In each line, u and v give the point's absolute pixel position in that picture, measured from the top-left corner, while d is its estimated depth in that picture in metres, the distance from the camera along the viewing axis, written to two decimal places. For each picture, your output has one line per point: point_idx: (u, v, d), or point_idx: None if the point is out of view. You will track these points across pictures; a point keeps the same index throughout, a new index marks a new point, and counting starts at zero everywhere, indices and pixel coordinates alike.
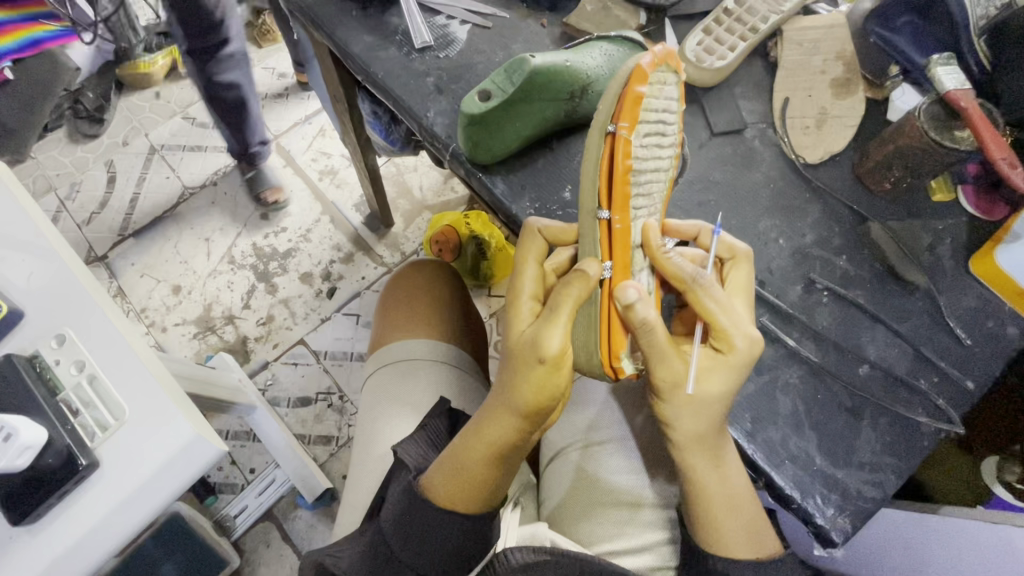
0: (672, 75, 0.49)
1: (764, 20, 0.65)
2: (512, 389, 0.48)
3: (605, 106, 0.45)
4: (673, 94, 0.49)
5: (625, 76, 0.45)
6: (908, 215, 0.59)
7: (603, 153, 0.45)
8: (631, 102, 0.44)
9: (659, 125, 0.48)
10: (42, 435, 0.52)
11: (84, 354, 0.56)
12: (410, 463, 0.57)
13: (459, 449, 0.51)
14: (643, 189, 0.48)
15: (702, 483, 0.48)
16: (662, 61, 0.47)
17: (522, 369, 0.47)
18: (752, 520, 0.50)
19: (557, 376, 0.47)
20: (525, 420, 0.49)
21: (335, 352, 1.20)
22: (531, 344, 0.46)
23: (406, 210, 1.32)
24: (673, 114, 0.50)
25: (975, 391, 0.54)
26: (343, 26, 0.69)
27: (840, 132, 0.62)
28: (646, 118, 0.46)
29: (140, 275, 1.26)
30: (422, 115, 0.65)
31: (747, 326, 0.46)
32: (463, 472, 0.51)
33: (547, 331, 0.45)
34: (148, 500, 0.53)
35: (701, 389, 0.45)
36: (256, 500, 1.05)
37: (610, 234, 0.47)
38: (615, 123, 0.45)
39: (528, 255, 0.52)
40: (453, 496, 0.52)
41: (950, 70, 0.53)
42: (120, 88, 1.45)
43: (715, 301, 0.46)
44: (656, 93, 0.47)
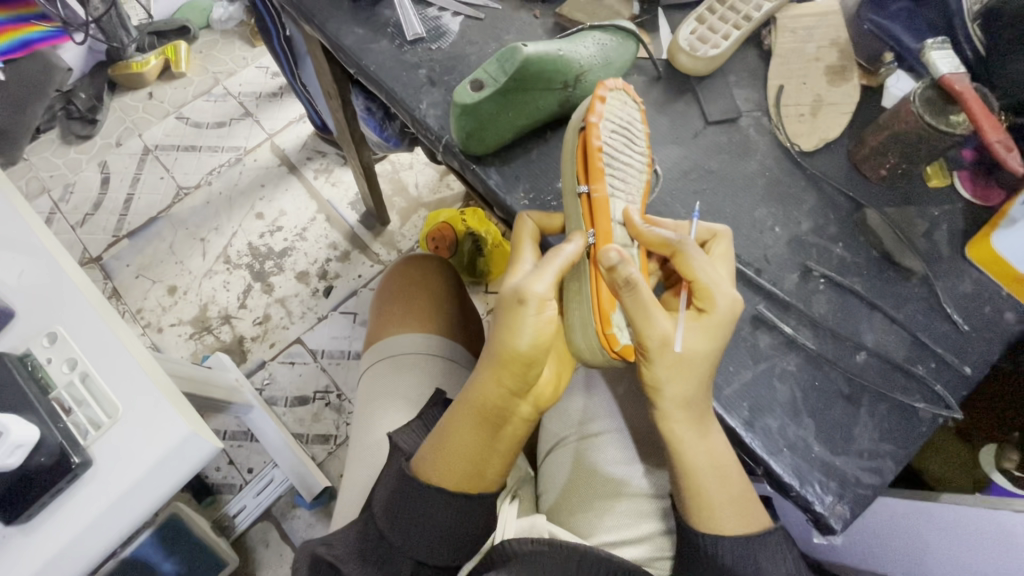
0: (635, 98, 0.55)
1: (758, 7, 0.64)
2: (496, 338, 0.47)
3: (578, 110, 0.51)
4: (637, 111, 0.54)
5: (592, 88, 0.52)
6: (904, 202, 0.59)
7: (578, 142, 0.50)
8: (599, 102, 0.51)
9: (630, 128, 0.53)
10: (35, 433, 0.52)
11: (76, 352, 0.55)
12: (405, 450, 0.57)
13: (450, 415, 0.51)
14: (621, 174, 0.51)
15: (698, 466, 0.48)
16: (618, 87, 0.53)
17: (507, 317, 0.46)
18: (747, 503, 0.50)
19: (544, 326, 0.46)
20: (510, 377, 0.47)
21: (332, 351, 1.19)
22: (514, 290, 0.46)
23: (402, 208, 1.31)
24: (640, 128, 0.54)
25: (973, 376, 0.53)
26: (334, 18, 0.69)
27: (835, 119, 0.61)
28: (618, 118, 0.52)
29: (136, 276, 1.25)
30: (415, 107, 0.64)
31: (729, 286, 0.47)
32: (452, 437, 0.51)
33: (534, 278, 0.46)
34: (143, 497, 0.53)
35: (688, 348, 0.46)
36: (254, 499, 1.05)
37: (591, 206, 0.50)
38: (586, 117, 0.50)
39: (522, 236, 0.53)
40: (442, 464, 0.52)
41: (945, 54, 0.53)
42: (112, 89, 1.44)
43: (700, 263, 0.47)
44: (619, 106, 0.52)
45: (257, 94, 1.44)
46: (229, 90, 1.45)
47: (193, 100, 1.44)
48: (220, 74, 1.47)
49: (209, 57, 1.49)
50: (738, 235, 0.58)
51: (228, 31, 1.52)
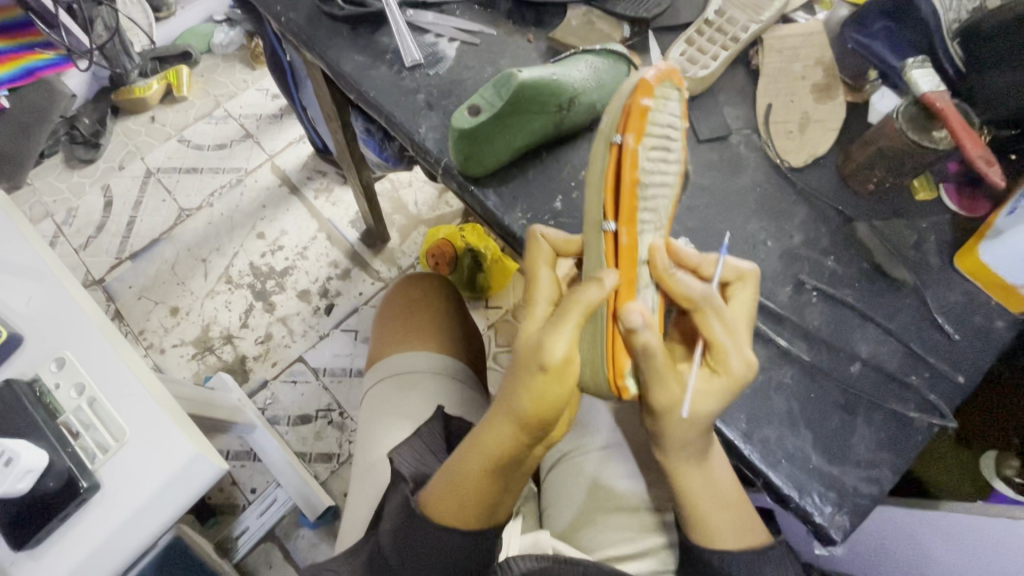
0: (678, 92, 0.49)
1: (745, 29, 0.67)
2: (512, 393, 0.46)
3: (610, 119, 0.47)
4: (677, 110, 0.49)
5: (630, 90, 0.46)
6: (892, 214, 0.61)
7: (609, 164, 0.46)
8: (637, 115, 0.45)
9: (666, 141, 0.48)
10: (43, 459, 0.53)
11: (84, 377, 0.56)
12: (406, 474, 0.57)
13: (459, 453, 0.50)
14: (651, 204, 0.48)
15: (696, 489, 0.49)
16: (666, 78, 0.47)
17: (525, 376, 0.44)
18: (742, 516, 0.51)
19: (558, 385, 0.44)
20: (523, 432, 0.46)
21: (334, 368, 1.20)
22: (533, 349, 0.44)
23: (402, 225, 1.33)
24: (675, 135, 0.49)
25: (966, 385, 0.54)
26: (334, 46, 0.71)
27: (822, 136, 0.63)
28: (654, 132, 0.47)
29: (138, 298, 1.26)
30: (413, 130, 0.66)
31: (746, 349, 0.46)
32: (460, 482, 0.50)
33: (552, 336, 0.43)
34: (149, 520, 0.53)
35: (698, 413, 0.45)
36: (257, 521, 1.02)
37: (616, 246, 0.47)
38: (621, 136, 0.45)
39: (538, 260, 0.53)
40: (446, 504, 0.51)
41: (926, 74, 0.55)
42: (115, 113, 1.47)
43: (720, 324, 0.46)
44: (662, 109, 0.47)
45: (257, 116, 1.47)
46: (230, 112, 1.47)
47: (194, 122, 1.46)
48: (221, 97, 1.50)
49: (210, 81, 1.52)
50: (731, 250, 0.60)
51: (228, 55, 1.56)
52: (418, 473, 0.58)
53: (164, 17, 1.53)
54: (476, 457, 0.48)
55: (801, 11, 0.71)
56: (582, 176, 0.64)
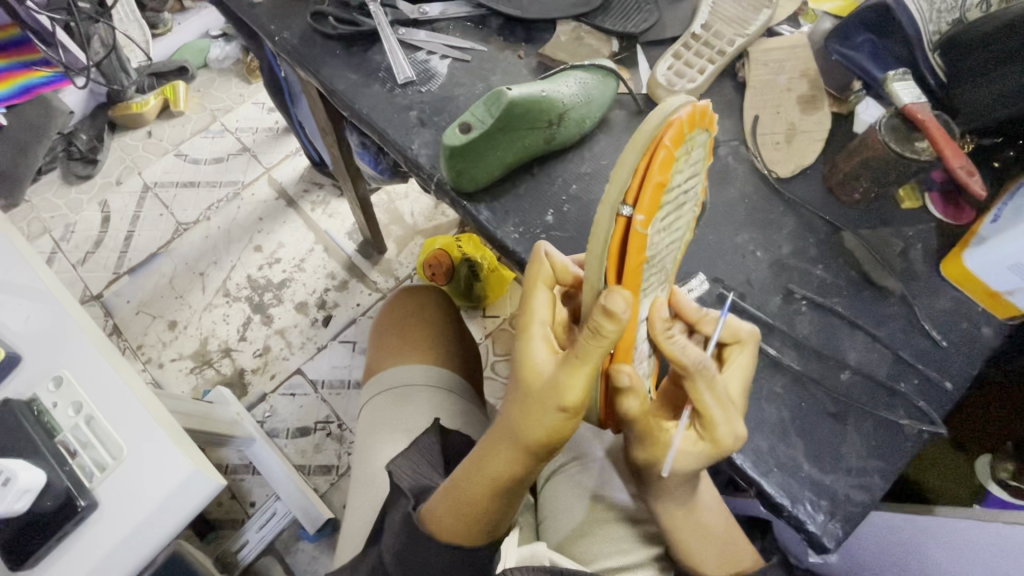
0: (704, 137, 0.39)
1: (731, 43, 0.68)
2: (520, 423, 0.44)
3: (619, 180, 0.37)
4: (702, 159, 0.40)
5: (644, 143, 0.36)
6: (879, 223, 0.62)
7: (613, 235, 0.38)
8: (653, 187, 0.37)
9: (680, 201, 0.41)
10: (41, 478, 0.53)
11: (82, 396, 0.56)
12: (406, 488, 0.58)
13: (461, 467, 0.50)
14: (656, 266, 0.43)
15: (682, 531, 0.52)
16: (699, 123, 0.38)
17: (535, 412, 0.43)
18: (730, 546, 0.53)
19: (574, 422, 0.43)
20: (527, 460, 0.46)
21: (332, 381, 1.20)
22: (550, 388, 0.42)
23: (399, 236, 1.34)
24: (695, 188, 0.41)
25: (955, 391, 0.55)
26: (328, 64, 0.72)
27: (809, 146, 0.64)
28: (668, 197, 0.39)
29: (136, 313, 1.26)
30: (406, 146, 0.67)
31: (738, 420, 0.44)
32: (462, 504, 0.50)
33: (570, 378, 0.40)
34: (146, 538, 0.53)
35: (678, 466, 0.46)
36: (258, 534, 1.01)
37: None
38: (631, 207, 0.38)
39: (537, 281, 0.47)
40: (445, 524, 0.51)
41: (907, 86, 0.56)
42: (112, 129, 1.48)
43: (713, 397, 0.43)
44: (685, 165, 0.39)
45: (253, 130, 1.48)
46: (226, 126, 1.49)
47: (191, 137, 1.47)
48: (218, 111, 1.51)
49: (206, 96, 1.53)
50: (721, 261, 0.60)
51: (224, 70, 1.57)
52: (418, 485, 0.58)
53: (161, 33, 1.56)
54: (477, 478, 0.48)
55: (786, 24, 0.72)
56: (573, 190, 0.65)
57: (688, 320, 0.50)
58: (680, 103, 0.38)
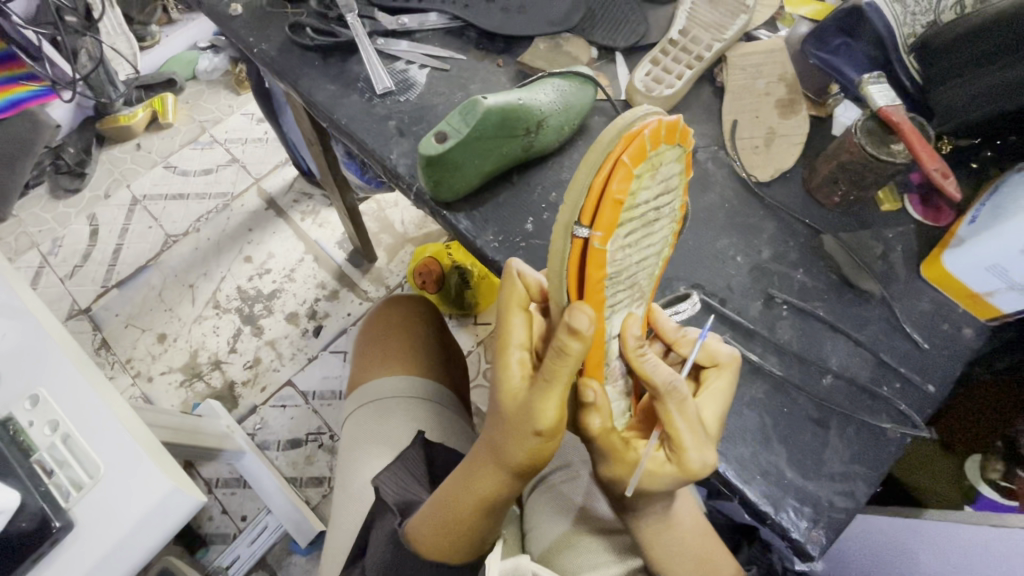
0: (674, 153, 0.38)
1: (708, 48, 0.68)
2: (502, 447, 0.43)
3: (573, 200, 0.37)
4: (671, 175, 0.39)
5: (597, 162, 0.36)
6: (859, 226, 0.61)
7: (571, 255, 0.39)
8: (610, 204, 0.37)
9: (648, 218, 0.40)
10: (14, 500, 0.52)
11: (59, 414, 0.56)
12: (393, 504, 0.57)
13: (443, 489, 0.49)
14: (624, 283, 0.43)
15: (656, 547, 0.51)
16: (664, 139, 0.37)
17: (516, 434, 0.42)
18: (705, 560, 0.53)
19: (548, 445, 0.42)
20: (509, 481, 0.45)
21: (323, 392, 1.19)
22: (523, 411, 0.41)
23: (389, 244, 1.33)
24: (664, 205, 0.41)
25: (938, 394, 0.55)
26: (307, 76, 0.72)
27: (788, 150, 0.64)
28: (631, 215, 0.39)
29: (124, 326, 1.25)
30: (386, 156, 0.67)
31: (708, 447, 0.43)
32: (445, 526, 0.49)
33: (540, 402, 0.40)
34: (124, 558, 0.52)
35: (651, 489, 0.45)
36: (248, 548, 1.00)
37: None
38: (587, 228, 0.38)
39: (513, 303, 0.44)
40: (428, 543, 0.50)
41: (881, 88, 0.55)
42: (101, 142, 1.48)
43: (682, 419, 0.42)
44: (648, 182, 0.38)
45: (242, 140, 1.48)
46: (215, 138, 1.48)
47: (180, 148, 1.47)
48: (207, 123, 1.51)
49: (195, 107, 1.53)
50: (701, 266, 0.60)
51: (213, 81, 1.57)
52: (403, 499, 0.58)
53: (150, 46, 1.55)
54: (459, 500, 0.47)
55: (764, 28, 0.72)
56: (552, 197, 0.65)
57: (668, 337, 0.50)
58: (645, 118, 0.37)
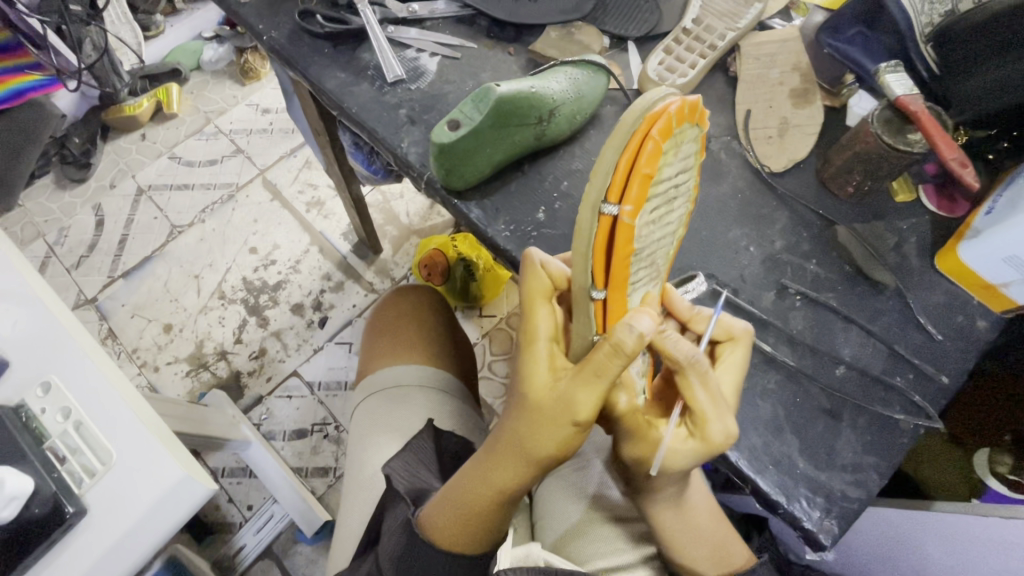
0: (695, 131, 0.39)
1: (722, 37, 0.68)
2: (526, 439, 0.43)
3: (599, 178, 0.37)
4: (691, 152, 0.40)
5: (622, 141, 0.36)
6: (873, 217, 0.61)
7: (598, 235, 0.39)
8: (639, 181, 0.37)
9: (670, 195, 0.40)
10: (29, 485, 0.52)
11: (71, 401, 0.56)
12: (404, 493, 0.57)
13: (461, 479, 0.49)
14: (646, 261, 0.43)
15: (676, 533, 0.51)
16: (686, 116, 0.38)
17: (545, 426, 0.41)
18: (722, 546, 0.53)
19: (579, 438, 0.42)
20: (534, 474, 0.44)
21: (328, 382, 1.20)
22: (557, 404, 0.40)
23: (394, 236, 1.33)
24: (685, 179, 0.41)
25: (951, 385, 0.54)
26: (316, 64, 0.71)
27: (802, 140, 0.64)
28: (657, 190, 0.39)
29: (130, 316, 1.26)
30: (396, 145, 0.67)
31: (730, 418, 0.43)
32: (467, 516, 0.48)
33: (575, 392, 0.39)
34: (137, 543, 0.53)
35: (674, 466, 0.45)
36: (256, 536, 1.04)
37: (604, 311, 0.43)
38: (616, 206, 0.37)
39: (536, 295, 0.44)
40: (451, 531, 0.50)
41: (899, 77, 0.55)
42: (106, 132, 1.47)
43: (704, 391, 0.42)
44: (672, 158, 0.38)
45: (247, 131, 1.47)
46: (220, 128, 1.48)
47: (185, 139, 1.47)
48: (211, 113, 1.50)
49: (200, 98, 1.52)
50: (713, 257, 0.60)
51: (218, 71, 1.56)
52: (415, 488, 0.58)
53: (154, 35, 1.55)
54: (480, 491, 0.47)
55: (777, 18, 0.72)
56: (564, 186, 0.65)
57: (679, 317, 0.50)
58: (667, 96, 0.37)
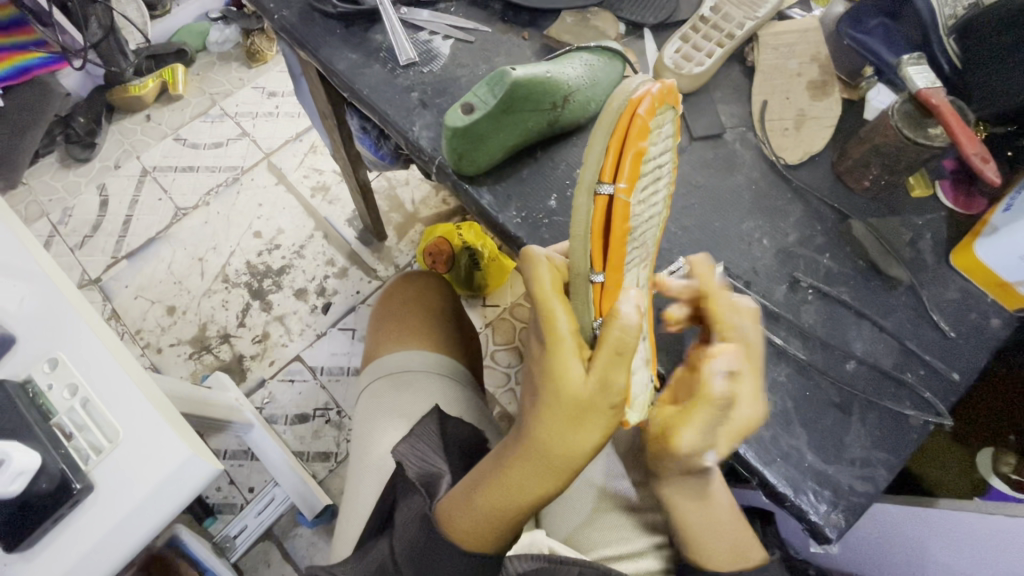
0: (671, 114, 0.41)
1: (740, 25, 0.66)
2: (565, 440, 0.42)
3: (592, 161, 0.38)
4: (669, 134, 0.42)
5: (611, 120, 0.37)
6: (887, 212, 0.61)
7: (595, 215, 0.39)
8: (631, 158, 0.38)
9: (656, 175, 0.42)
10: (36, 460, 0.52)
11: (77, 378, 0.55)
12: (415, 481, 0.56)
13: (482, 489, 0.46)
14: (637, 242, 0.44)
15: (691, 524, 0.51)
16: (666, 97, 0.40)
17: (586, 420, 0.42)
18: (741, 537, 0.52)
19: (613, 426, 0.43)
20: (570, 474, 0.44)
21: (331, 367, 1.20)
22: (595, 394, 0.41)
23: (399, 223, 1.32)
24: (667, 159, 0.43)
25: (961, 382, 0.54)
26: (327, 44, 0.70)
27: (818, 132, 0.63)
28: (646, 169, 0.40)
29: (134, 297, 1.26)
30: (407, 129, 0.66)
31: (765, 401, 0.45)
32: (496, 523, 0.46)
33: (610, 376, 0.40)
34: (143, 521, 0.52)
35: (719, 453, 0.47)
36: (256, 519, 1.01)
37: (603, 295, 0.43)
38: (611, 183, 0.38)
39: (546, 289, 0.42)
40: (474, 541, 0.47)
41: (921, 69, 0.54)
42: (111, 112, 1.45)
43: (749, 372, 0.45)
44: (656, 137, 0.40)
45: (253, 114, 1.46)
46: (226, 111, 1.47)
47: (190, 121, 1.46)
48: (217, 95, 1.49)
49: (206, 79, 1.51)
50: (726, 248, 0.59)
51: (224, 53, 1.54)
52: (425, 474, 0.56)
53: (161, 15, 1.53)
54: (507, 499, 0.45)
55: (797, 7, 0.70)
56: (576, 174, 0.64)
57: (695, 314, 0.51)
58: (643, 83, 0.39)
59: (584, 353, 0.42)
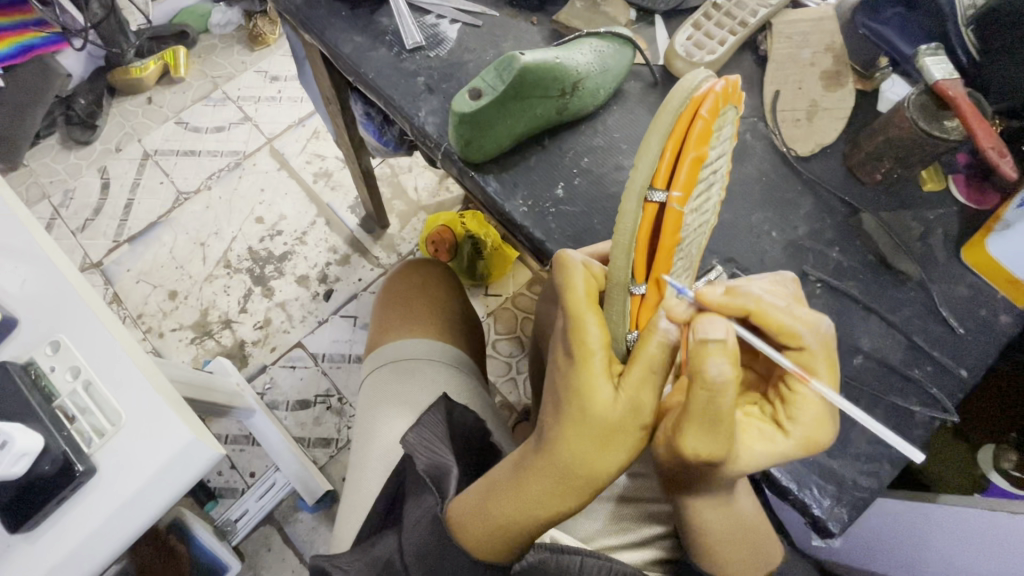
0: (732, 114, 0.39)
1: (753, 14, 0.65)
2: (589, 460, 0.41)
3: (647, 164, 0.36)
4: (729, 136, 0.40)
5: (671, 119, 0.35)
6: (899, 206, 0.60)
7: (643, 223, 0.38)
8: (688, 165, 0.37)
9: (710, 181, 0.41)
10: (38, 442, 0.52)
11: (80, 360, 0.55)
12: (427, 479, 0.55)
13: (498, 501, 0.45)
14: (684, 252, 0.43)
15: (716, 535, 0.47)
16: (730, 97, 0.38)
17: (614, 442, 0.41)
18: (756, 548, 0.49)
19: (636, 450, 0.42)
20: (590, 495, 0.43)
21: (333, 355, 1.20)
22: (622, 416, 0.40)
23: (402, 211, 1.31)
24: (723, 165, 0.41)
25: (969, 379, 0.54)
26: (332, 27, 0.69)
27: (830, 125, 0.62)
28: (702, 176, 0.39)
29: (136, 281, 1.25)
30: (413, 114, 0.65)
31: (813, 420, 0.41)
32: (509, 535, 0.45)
33: (634, 397, 0.40)
34: (146, 504, 0.52)
35: (746, 463, 0.40)
36: (257, 503, 1.01)
37: (639, 307, 0.43)
38: (663, 191, 0.37)
39: (580, 299, 0.41)
40: (486, 548, 0.46)
41: (939, 61, 0.53)
42: (112, 94, 1.44)
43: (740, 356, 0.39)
44: (716, 141, 0.39)
45: (256, 98, 1.44)
46: (228, 95, 1.45)
47: (192, 104, 1.44)
48: (219, 79, 1.47)
49: (208, 62, 1.49)
50: (735, 240, 0.59)
51: (226, 36, 1.52)
52: (433, 467, 0.55)
53: None
54: (522, 513, 0.44)
55: None
56: (584, 162, 0.63)
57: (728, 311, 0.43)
58: (707, 77, 0.37)
59: (614, 369, 0.41)
